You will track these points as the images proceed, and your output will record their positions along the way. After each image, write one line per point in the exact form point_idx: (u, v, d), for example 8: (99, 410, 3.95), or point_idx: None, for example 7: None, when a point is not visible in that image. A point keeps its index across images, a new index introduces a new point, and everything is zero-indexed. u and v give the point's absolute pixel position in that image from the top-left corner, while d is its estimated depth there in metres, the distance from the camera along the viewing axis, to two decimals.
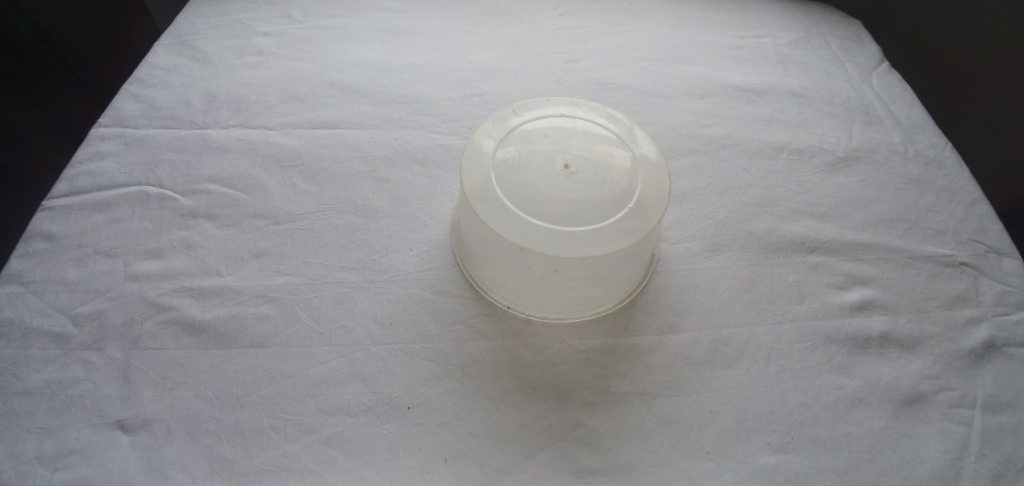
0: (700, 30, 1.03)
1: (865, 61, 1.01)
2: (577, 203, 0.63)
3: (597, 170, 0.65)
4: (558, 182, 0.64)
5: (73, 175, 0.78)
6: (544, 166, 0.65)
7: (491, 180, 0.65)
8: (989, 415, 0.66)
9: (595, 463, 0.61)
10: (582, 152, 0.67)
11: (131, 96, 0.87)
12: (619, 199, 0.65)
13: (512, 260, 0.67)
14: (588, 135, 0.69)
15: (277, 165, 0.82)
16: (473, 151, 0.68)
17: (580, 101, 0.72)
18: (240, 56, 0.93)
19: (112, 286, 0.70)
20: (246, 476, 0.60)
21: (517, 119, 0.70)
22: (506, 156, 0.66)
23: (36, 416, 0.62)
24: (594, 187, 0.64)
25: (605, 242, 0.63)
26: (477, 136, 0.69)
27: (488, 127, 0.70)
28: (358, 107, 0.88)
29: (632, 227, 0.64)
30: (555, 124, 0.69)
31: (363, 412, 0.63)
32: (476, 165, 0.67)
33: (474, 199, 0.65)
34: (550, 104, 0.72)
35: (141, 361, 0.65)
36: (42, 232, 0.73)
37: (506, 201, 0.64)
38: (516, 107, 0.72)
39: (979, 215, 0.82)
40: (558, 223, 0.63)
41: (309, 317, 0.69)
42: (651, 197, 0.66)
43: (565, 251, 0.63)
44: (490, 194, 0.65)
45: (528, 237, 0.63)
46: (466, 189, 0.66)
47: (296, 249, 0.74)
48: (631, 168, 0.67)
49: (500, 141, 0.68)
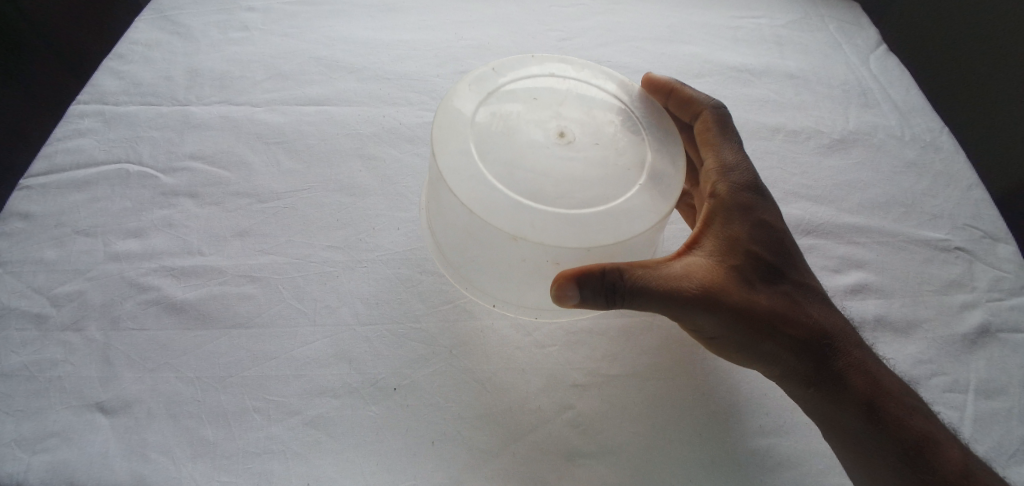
0: (696, 10, 1.01)
1: (863, 43, 0.99)
2: (579, 180, 0.58)
3: (596, 141, 0.62)
4: (556, 156, 0.59)
5: (51, 152, 0.76)
6: (537, 139, 0.60)
7: (476, 152, 0.59)
8: (982, 400, 0.65)
9: (584, 446, 0.60)
10: (577, 123, 0.62)
11: (112, 73, 0.84)
12: (628, 179, 0.60)
13: (500, 252, 0.59)
14: (583, 99, 0.65)
15: (263, 143, 0.79)
16: (453, 113, 0.61)
17: (569, 59, 0.68)
18: (224, 32, 0.91)
19: (92, 267, 0.68)
20: (229, 459, 0.58)
21: (500, 80, 0.64)
22: (492, 122, 0.60)
23: (12, 399, 0.60)
24: (595, 164, 0.60)
25: (616, 226, 0.57)
26: (454, 96, 0.62)
27: (463, 89, 0.63)
28: (345, 84, 0.86)
29: (644, 207, 0.59)
30: (544, 87, 0.65)
31: (348, 393, 0.62)
32: (454, 136, 0.60)
33: (452, 178, 0.58)
34: (537, 61, 0.67)
35: (121, 341, 0.64)
36: (20, 212, 0.71)
37: (495, 181, 0.57)
38: (495, 67, 0.65)
39: (975, 200, 0.81)
40: (559, 205, 0.56)
41: (293, 297, 0.67)
42: (661, 175, 0.61)
43: (570, 240, 0.56)
44: (475, 173, 0.57)
45: (526, 223, 0.56)
46: (439, 165, 0.58)
47: (281, 229, 0.73)
48: (632, 143, 0.63)
49: (482, 107, 0.62)
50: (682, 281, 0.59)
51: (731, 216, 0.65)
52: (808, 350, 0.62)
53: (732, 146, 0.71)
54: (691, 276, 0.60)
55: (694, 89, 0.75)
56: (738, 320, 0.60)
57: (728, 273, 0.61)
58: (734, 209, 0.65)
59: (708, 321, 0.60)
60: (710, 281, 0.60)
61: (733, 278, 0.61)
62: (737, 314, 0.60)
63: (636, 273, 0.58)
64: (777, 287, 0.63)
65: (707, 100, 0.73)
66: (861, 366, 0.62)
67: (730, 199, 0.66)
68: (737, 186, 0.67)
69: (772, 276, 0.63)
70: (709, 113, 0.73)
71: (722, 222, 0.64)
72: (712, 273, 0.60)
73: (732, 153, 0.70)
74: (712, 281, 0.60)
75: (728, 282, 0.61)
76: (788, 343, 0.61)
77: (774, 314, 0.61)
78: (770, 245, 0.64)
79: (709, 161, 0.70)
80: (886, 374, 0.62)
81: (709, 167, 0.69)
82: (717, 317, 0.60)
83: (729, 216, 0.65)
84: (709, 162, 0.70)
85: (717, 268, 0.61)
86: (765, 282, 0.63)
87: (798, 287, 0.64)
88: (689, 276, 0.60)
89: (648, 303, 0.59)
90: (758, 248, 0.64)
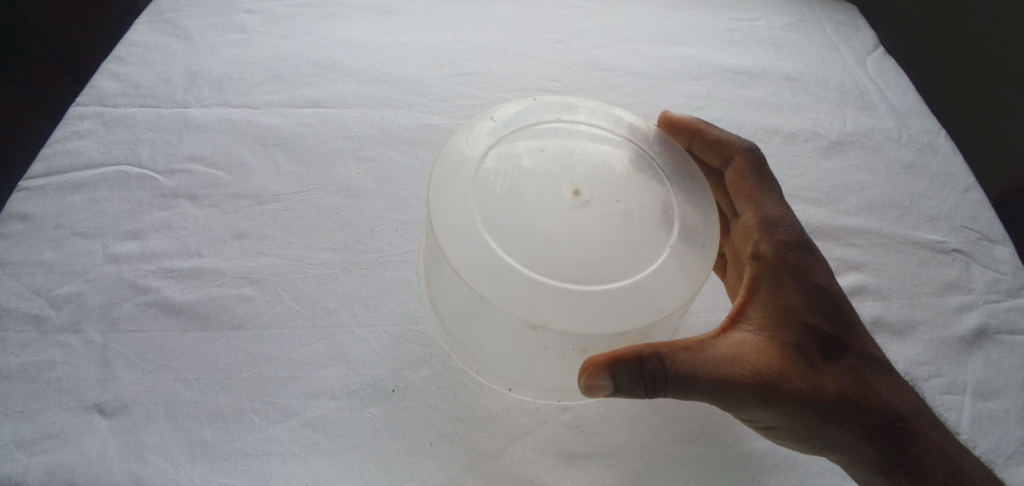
0: (693, 12, 1.01)
1: (860, 45, 1.00)
2: (603, 251, 0.52)
3: (618, 199, 0.56)
4: (572, 217, 0.53)
5: (50, 154, 0.76)
6: (550, 197, 0.54)
7: (483, 223, 0.52)
8: (980, 401, 0.66)
9: (582, 447, 0.61)
10: (592, 175, 0.57)
11: (111, 75, 0.84)
12: (658, 238, 0.54)
13: (516, 334, 0.54)
14: (597, 151, 0.59)
15: (261, 145, 0.80)
16: (454, 180, 0.55)
17: (575, 97, 0.63)
18: (222, 34, 0.91)
19: (90, 269, 0.68)
20: (227, 460, 0.58)
21: (502, 128, 0.59)
22: (499, 187, 0.54)
23: (10, 400, 0.60)
24: (619, 221, 0.54)
25: (649, 301, 0.52)
26: (455, 160, 0.57)
27: (461, 146, 0.58)
28: (343, 86, 0.86)
29: (678, 274, 0.53)
30: (553, 140, 0.59)
31: (346, 395, 0.62)
32: (455, 202, 0.54)
33: (457, 254, 0.52)
34: (543, 111, 0.61)
35: (120, 343, 0.64)
36: (19, 214, 0.71)
37: (510, 259, 0.51)
38: (495, 115, 0.60)
39: (972, 201, 0.81)
40: (581, 281, 0.51)
41: (292, 298, 0.68)
42: (693, 230, 0.56)
43: (598, 325, 0.50)
44: (482, 248, 0.51)
45: (546, 306, 0.50)
46: (439, 238, 0.53)
47: (279, 230, 0.73)
48: (657, 194, 0.57)
49: (483, 163, 0.56)
50: (732, 367, 0.56)
51: (782, 282, 0.60)
52: (874, 434, 0.58)
53: (773, 198, 0.67)
54: (741, 362, 0.56)
55: (724, 130, 0.72)
56: (796, 407, 0.56)
57: (781, 352, 0.57)
58: (784, 274, 0.61)
59: (764, 410, 0.57)
60: (763, 366, 0.56)
61: (788, 358, 0.57)
62: (795, 401, 0.56)
63: (678, 362, 0.55)
64: (838, 362, 0.58)
65: (738, 141, 0.70)
66: (927, 446, 0.58)
67: (780, 262, 0.61)
68: (785, 246, 0.62)
69: (831, 349, 0.59)
70: (743, 159, 0.69)
71: (771, 289, 0.60)
72: (763, 356, 0.57)
73: (775, 205, 0.66)
74: (764, 365, 0.56)
75: (783, 364, 0.57)
76: (851, 428, 0.57)
77: (836, 394, 0.57)
78: (827, 313, 0.60)
79: (749, 215, 0.66)
80: (958, 454, 0.58)
81: (752, 224, 0.65)
82: (772, 404, 0.56)
83: (779, 282, 0.60)
84: (749, 216, 0.66)
85: (770, 348, 0.57)
86: (824, 358, 0.58)
87: (860, 359, 0.59)
88: (739, 360, 0.56)
89: (696, 393, 0.56)
90: (814, 319, 0.59)
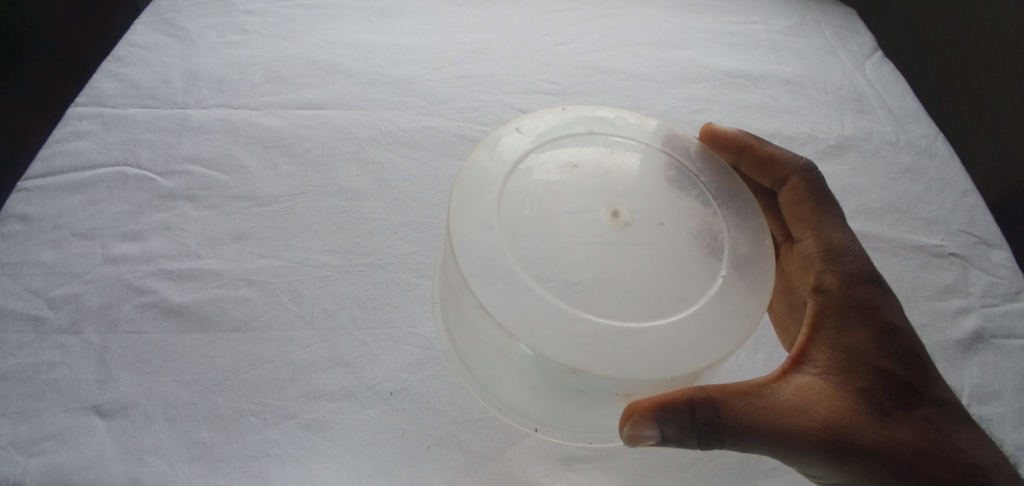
0: (693, 15, 1.01)
1: (859, 49, 1.00)
2: (643, 290, 0.50)
3: (654, 230, 0.54)
4: (613, 244, 0.52)
5: (49, 155, 0.76)
6: (591, 226, 0.53)
7: (512, 254, 0.50)
8: (976, 406, 0.66)
9: (579, 450, 0.61)
10: (629, 199, 0.56)
11: (110, 75, 0.84)
12: (708, 271, 0.53)
13: (550, 375, 0.51)
14: (630, 172, 0.58)
15: (261, 146, 0.80)
16: (480, 201, 0.53)
17: (605, 108, 0.61)
18: (222, 35, 0.91)
19: (89, 270, 0.68)
20: (226, 462, 0.58)
21: (529, 142, 0.57)
22: (530, 214, 0.53)
23: (9, 401, 0.60)
24: (665, 251, 0.53)
25: (705, 341, 0.50)
26: (481, 177, 0.55)
27: (485, 161, 0.56)
28: (342, 88, 0.86)
29: (731, 310, 0.52)
30: (585, 159, 0.57)
31: (344, 397, 0.62)
32: (481, 228, 0.51)
33: (485, 286, 0.49)
34: (576, 127, 0.59)
35: (118, 345, 0.64)
36: (18, 214, 0.71)
37: (548, 295, 0.49)
38: (520, 125, 0.58)
39: (969, 205, 0.82)
40: (630, 318, 0.49)
41: (291, 300, 0.68)
42: (745, 260, 0.55)
43: (649, 371, 0.48)
44: (514, 279, 0.49)
45: (586, 348, 0.47)
46: (463, 266, 0.50)
47: (278, 232, 0.73)
48: (702, 220, 0.56)
49: (510, 182, 0.54)
50: (800, 416, 0.54)
51: (851, 321, 0.58)
52: None
53: (836, 224, 0.65)
54: (810, 410, 0.54)
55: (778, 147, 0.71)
56: (868, 462, 0.53)
57: (853, 400, 0.54)
58: (852, 312, 0.58)
59: (832, 463, 0.54)
60: (834, 416, 0.54)
61: (860, 407, 0.54)
62: (869, 455, 0.53)
63: (738, 409, 0.53)
64: (914, 412, 0.55)
65: (796, 159, 0.69)
66: None
67: (846, 299, 0.59)
68: (854, 282, 0.60)
69: (907, 397, 0.56)
70: (799, 180, 0.68)
71: (839, 329, 0.58)
72: (834, 404, 0.54)
73: (839, 233, 0.65)
74: (835, 413, 0.54)
75: (855, 413, 0.54)
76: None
77: (912, 447, 0.54)
78: (900, 357, 0.57)
79: (809, 240, 0.65)
80: None
81: (815, 251, 0.64)
82: (843, 456, 0.53)
83: (848, 321, 0.58)
84: (811, 242, 0.65)
85: (842, 395, 0.55)
86: (901, 408, 0.55)
87: (938, 408, 0.56)
88: (808, 409, 0.54)
89: (763, 443, 0.53)
90: (887, 363, 0.56)
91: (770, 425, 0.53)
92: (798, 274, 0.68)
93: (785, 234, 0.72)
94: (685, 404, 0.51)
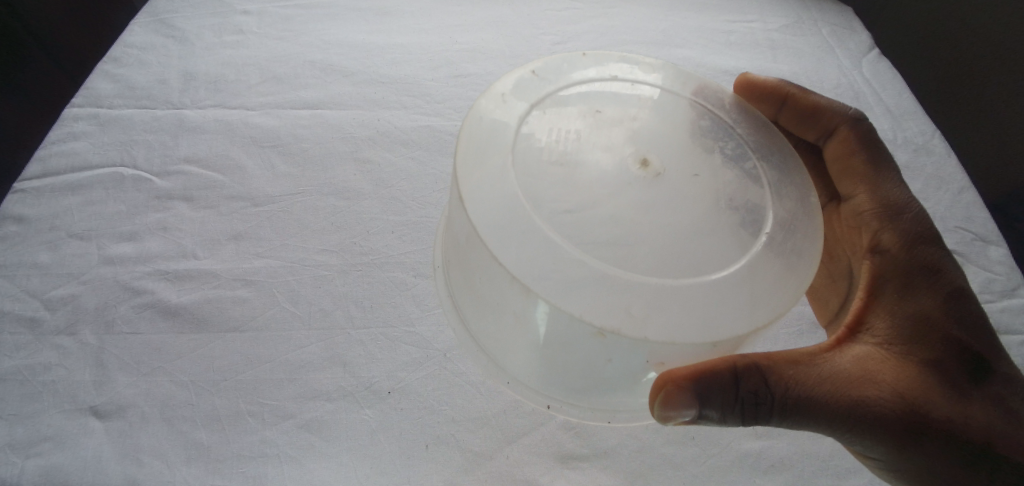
0: (690, 14, 1.01)
1: (855, 47, 1.00)
2: (683, 249, 0.49)
3: (680, 185, 0.53)
4: (643, 197, 0.51)
5: (45, 156, 0.76)
6: (616, 176, 0.51)
7: (531, 206, 0.49)
8: None
9: (578, 449, 0.61)
10: (652, 151, 0.54)
11: (107, 76, 0.84)
12: (744, 233, 0.52)
13: (575, 340, 0.49)
14: (651, 127, 0.57)
15: (258, 147, 0.80)
16: (493, 145, 0.51)
17: (626, 58, 0.61)
18: (218, 35, 0.91)
19: (86, 270, 0.68)
20: (223, 462, 0.58)
21: (546, 87, 0.56)
22: (553, 168, 0.51)
23: (6, 403, 0.60)
24: (698, 204, 0.52)
25: (754, 301, 0.48)
26: (495, 121, 0.53)
27: (499, 105, 0.54)
28: (339, 88, 0.86)
29: (762, 270, 0.50)
30: (606, 111, 0.56)
31: (342, 397, 0.62)
32: (496, 178, 0.50)
33: (503, 242, 0.47)
34: (596, 79, 0.58)
35: (116, 345, 0.64)
36: (14, 215, 0.71)
37: (574, 251, 0.47)
38: (534, 68, 0.57)
39: (966, 202, 0.82)
40: (664, 276, 0.47)
41: (289, 300, 0.67)
42: (791, 217, 0.54)
43: (685, 333, 0.46)
44: (535, 233, 0.47)
45: (615, 308, 0.45)
46: (474, 218, 0.48)
47: (275, 233, 0.73)
48: (738, 176, 0.55)
49: (525, 129, 0.53)
50: (862, 386, 0.54)
51: (913, 284, 0.59)
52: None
53: (891, 181, 0.67)
54: (873, 377, 0.54)
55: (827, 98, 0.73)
56: (935, 435, 0.53)
57: (917, 368, 0.54)
58: (915, 275, 0.59)
59: (894, 436, 0.53)
60: (900, 384, 0.54)
61: (927, 376, 0.54)
62: (934, 427, 0.53)
63: (790, 379, 0.53)
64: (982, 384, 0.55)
65: (844, 109, 0.72)
66: None
67: (907, 261, 0.60)
68: (913, 243, 0.61)
69: (977, 372, 0.55)
70: (850, 131, 0.71)
71: (899, 294, 0.58)
72: (898, 370, 0.54)
73: (894, 190, 0.66)
74: (899, 381, 0.54)
75: (921, 382, 0.54)
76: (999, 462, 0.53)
77: (980, 419, 0.53)
78: (964, 324, 0.57)
79: (862, 197, 0.67)
80: None
81: (869, 208, 0.66)
82: (909, 426, 0.53)
83: (910, 284, 0.59)
84: (865, 199, 0.67)
85: (903, 363, 0.55)
86: (971, 381, 0.54)
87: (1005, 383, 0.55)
88: (870, 379, 0.54)
89: (821, 414, 0.53)
90: (954, 330, 0.56)
91: (831, 393, 0.53)
92: (846, 235, 0.69)
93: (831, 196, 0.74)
94: (734, 374, 0.51)
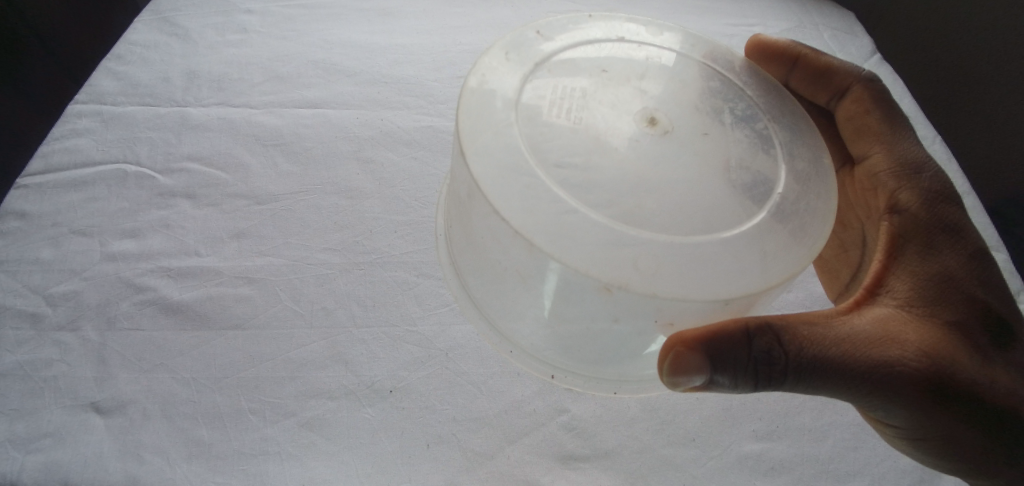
0: (693, 17, 1.01)
1: (857, 52, 1.00)
2: (697, 205, 0.50)
3: (687, 144, 0.53)
4: (655, 153, 0.52)
5: (48, 152, 0.76)
6: (622, 133, 0.52)
7: (532, 161, 0.48)
8: None
9: (578, 449, 0.61)
10: (657, 111, 0.55)
11: (110, 73, 0.84)
12: (753, 195, 0.52)
13: (582, 299, 0.48)
14: (656, 85, 0.57)
15: (261, 145, 0.80)
16: (493, 100, 0.51)
17: (633, 19, 0.61)
18: (222, 34, 0.91)
19: (88, 267, 0.68)
20: (225, 460, 0.58)
21: (552, 46, 0.56)
22: (555, 123, 0.51)
23: (8, 398, 0.60)
24: (707, 166, 0.53)
25: (770, 259, 0.48)
26: (496, 77, 0.53)
27: (501, 62, 0.54)
28: (343, 87, 0.86)
29: (773, 232, 0.50)
30: (612, 68, 0.57)
31: (344, 396, 0.62)
32: (497, 133, 0.50)
33: (504, 196, 0.47)
34: (602, 38, 0.59)
35: (117, 341, 0.64)
36: (16, 211, 0.71)
37: (579, 205, 0.47)
38: (539, 28, 0.57)
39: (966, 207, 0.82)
40: (677, 233, 0.48)
41: (289, 298, 0.68)
42: (805, 177, 0.54)
43: (700, 287, 0.46)
44: (538, 188, 0.47)
45: (624, 264, 0.45)
46: (473, 170, 0.48)
47: (277, 231, 0.73)
48: (749, 135, 0.56)
49: (527, 85, 0.53)
50: (886, 346, 0.52)
51: (933, 245, 0.59)
52: None
53: (907, 139, 0.68)
54: (898, 338, 0.53)
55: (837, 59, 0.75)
56: (962, 395, 0.52)
57: (940, 328, 0.54)
58: (935, 236, 0.60)
59: (919, 397, 0.52)
60: (926, 344, 0.53)
61: (949, 336, 0.54)
62: (961, 388, 0.52)
63: (807, 339, 0.52)
64: (998, 345, 0.55)
65: (856, 70, 0.74)
66: None
67: (927, 222, 0.61)
68: (933, 202, 0.62)
69: (996, 333, 0.56)
70: (863, 90, 0.72)
71: (919, 257, 0.59)
72: (923, 331, 0.53)
73: (909, 148, 0.67)
74: (926, 340, 0.53)
75: (945, 341, 0.53)
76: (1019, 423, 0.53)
77: (1001, 381, 0.53)
78: (982, 284, 0.57)
79: (879, 157, 0.68)
80: None
81: (886, 168, 0.67)
82: (936, 385, 0.52)
83: (931, 245, 0.59)
84: (881, 158, 0.68)
85: (924, 323, 0.54)
86: (990, 344, 0.55)
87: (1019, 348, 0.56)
88: (894, 339, 0.53)
89: (842, 375, 0.52)
90: (972, 289, 0.57)
91: (853, 353, 0.52)
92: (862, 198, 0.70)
93: (843, 160, 0.75)
94: (747, 334, 0.49)
